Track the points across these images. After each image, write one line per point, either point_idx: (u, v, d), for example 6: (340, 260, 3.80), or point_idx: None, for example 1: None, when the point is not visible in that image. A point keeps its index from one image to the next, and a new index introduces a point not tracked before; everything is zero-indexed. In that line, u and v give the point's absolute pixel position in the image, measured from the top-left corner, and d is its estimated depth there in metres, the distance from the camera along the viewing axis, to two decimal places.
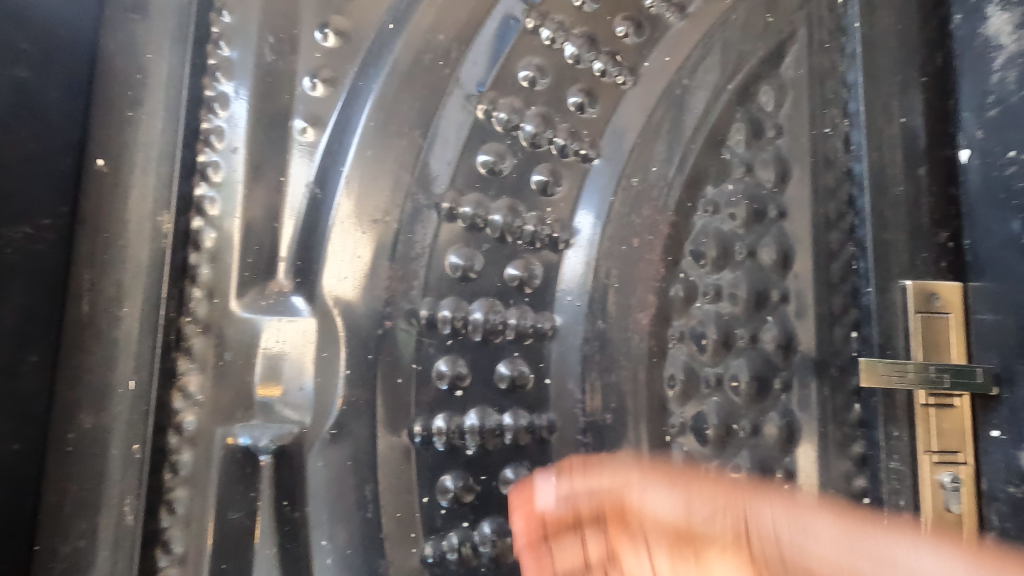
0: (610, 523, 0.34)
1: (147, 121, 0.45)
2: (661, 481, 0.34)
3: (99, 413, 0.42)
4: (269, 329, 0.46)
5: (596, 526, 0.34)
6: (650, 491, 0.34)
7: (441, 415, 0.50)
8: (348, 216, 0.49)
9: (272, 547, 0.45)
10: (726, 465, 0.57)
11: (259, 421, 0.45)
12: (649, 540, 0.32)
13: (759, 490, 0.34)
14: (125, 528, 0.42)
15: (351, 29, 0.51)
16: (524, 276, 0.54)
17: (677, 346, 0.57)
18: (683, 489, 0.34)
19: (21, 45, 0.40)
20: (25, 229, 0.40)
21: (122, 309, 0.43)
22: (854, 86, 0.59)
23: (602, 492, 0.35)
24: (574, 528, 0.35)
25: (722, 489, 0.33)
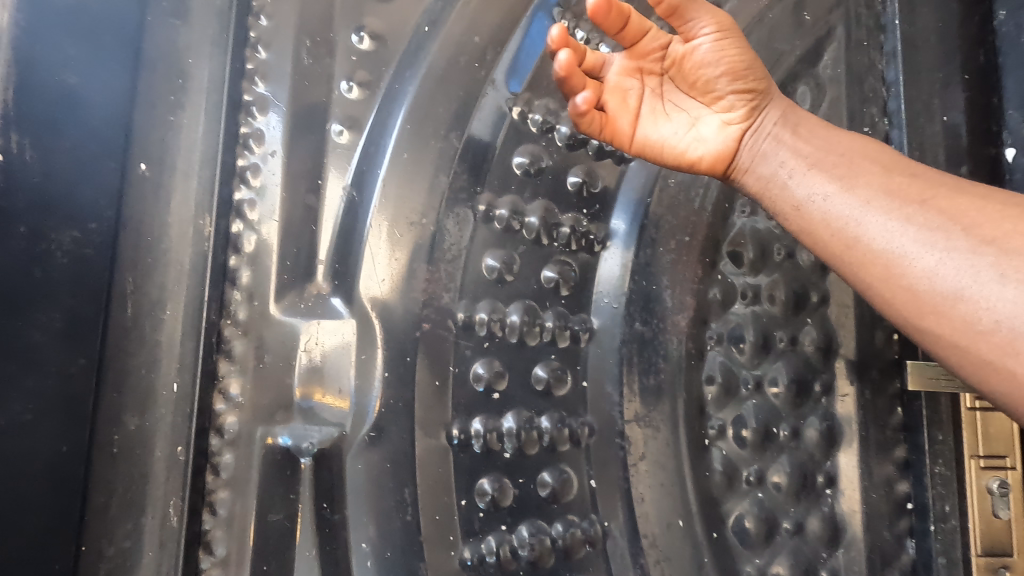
0: (744, 82, 0.50)
1: (189, 126, 0.45)
2: (817, 173, 0.47)
3: (144, 415, 0.42)
4: (308, 332, 0.47)
5: (730, 85, 0.50)
6: (805, 180, 0.47)
7: (479, 417, 0.51)
8: (384, 219, 0.49)
9: (313, 549, 0.44)
10: (765, 468, 0.63)
11: (298, 422, 0.46)
12: (764, 119, 0.50)
13: (839, 149, 0.48)
14: (169, 529, 0.42)
15: (386, 32, 0.51)
16: (560, 278, 0.56)
17: (715, 348, 0.62)
18: (820, 159, 0.47)
19: (69, 49, 0.39)
20: (73, 232, 0.39)
21: (166, 311, 0.44)
22: (894, 82, 0.67)
23: (740, 49, 0.49)
24: (729, 63, 0.49)
25: (822, 126, 0.50)
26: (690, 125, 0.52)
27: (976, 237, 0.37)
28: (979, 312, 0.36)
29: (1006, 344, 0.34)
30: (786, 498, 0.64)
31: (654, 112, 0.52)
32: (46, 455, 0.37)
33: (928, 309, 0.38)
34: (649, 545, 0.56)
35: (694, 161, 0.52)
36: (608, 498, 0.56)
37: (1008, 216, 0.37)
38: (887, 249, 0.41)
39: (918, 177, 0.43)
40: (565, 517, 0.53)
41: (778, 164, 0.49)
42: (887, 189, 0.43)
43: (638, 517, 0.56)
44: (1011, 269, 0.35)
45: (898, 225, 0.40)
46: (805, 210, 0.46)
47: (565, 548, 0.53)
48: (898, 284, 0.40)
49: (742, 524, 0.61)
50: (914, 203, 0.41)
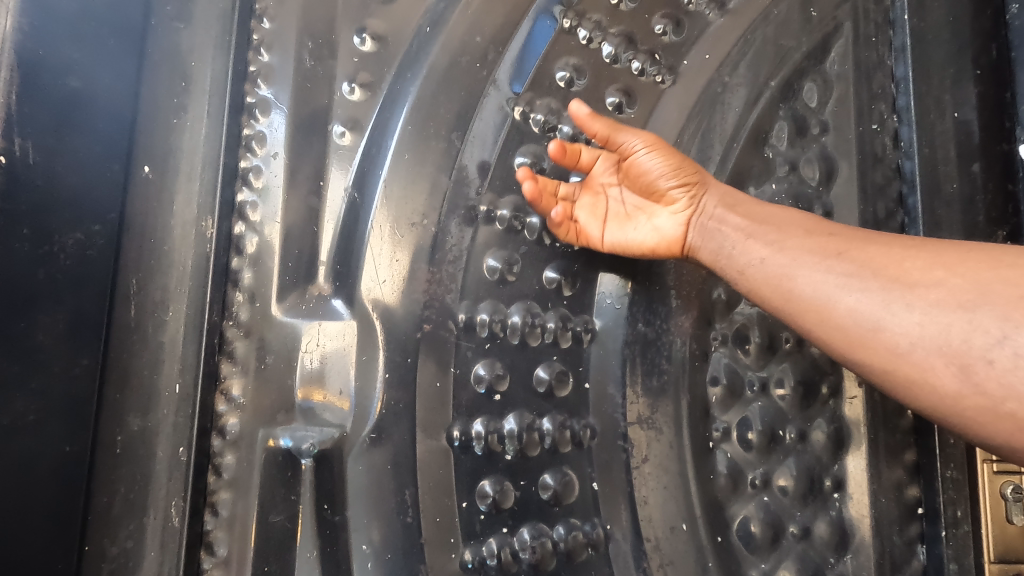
0: (682, 179, 0.56)
1: (192, 129, 0.46)
2: (756, 241, 0.52)
3: (146, 415, 0.42)
4: (309, 332, 0.47)
5: (670, 182, 0.56)
6: (750, 248, 0.52)
7: (480, 419, 0.51)
8: (385, 220, 0.49)
9: (314, 551, 0.44)
10: (771, 471, 0.63)
11: (299, 424, 0.46)
12: (705, 203, 0.56)
13: (774, 223, 0.52)
14: (171, 530, 0.42)
15: (389, 34, 0.51)
16: (562, 279, 0.56)
17: (719, 349, 0.62)
18: (761, 230, 0.52)
19: (73, 53, 0.38)
20: (76, 235, 0.39)
21: (168, 313, 0.44)
22: (903, 78, 0.69)
23: (674, 155, 0.56)
24: (668, 166, 0.55)
25: (759, 204, 0.56)
26: (647, 221, 0.58)
27: (883, 277, 0.42)
28: (895, 338, 0.40)
29: (920, 361, 0.38)
30: (792, 503, 0.63)
31: (618, 219, 0.58)
32: (49, 456, 0.37)
33: (856, 342, 0.42)
34: (652, 549, 0.56)
35: (655, 248, 0.56)
36: (612, 501, 0.55)
37: (907, 257, 0.42)
38: (815, 296, 0.45)
39: (836, 235, 0.48)
40: (568, 520, 0.53)
41: (722, 239, 0.54)
42: (810, 247, 0.48)
43: (642, 521, 0.56)
44: (914, 298, 0.40)
45: (823, 274, 0.45)
46: (749, 273, 0.51)
47: (567, 551, 0.53)
48: (829, 324, 0.44)
49: (747, 528, 0.61)
50: (832, 255, 0.46)
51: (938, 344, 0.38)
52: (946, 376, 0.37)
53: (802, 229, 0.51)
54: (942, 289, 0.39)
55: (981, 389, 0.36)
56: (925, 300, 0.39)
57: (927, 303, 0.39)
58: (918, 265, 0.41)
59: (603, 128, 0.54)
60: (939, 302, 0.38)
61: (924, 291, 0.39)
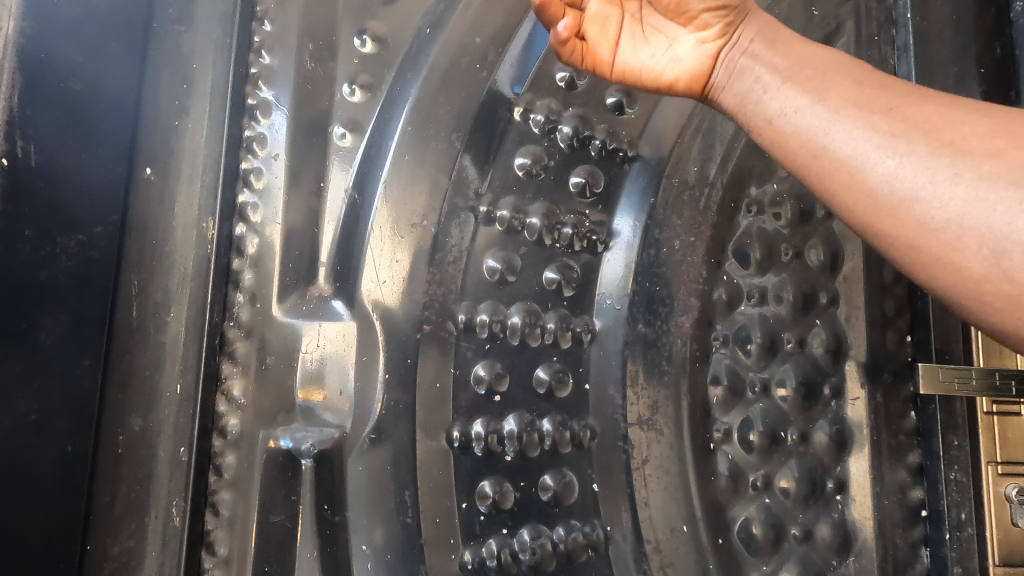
0: None
1: (194, 130, 0.46)
2: (791, 87, 0.40)
3: (148, 415, 0.43)
4: (310, 333, 0.47)
5: (703, 1, 0.45)
6: (779, 96, 0.41)
7: (480, 420, 0.51)
8: (386, 221, 0.49)
9: (314, 551, 0.44)
10: (772, 473, 0.62)
11: (299, 424, 0.46)
12: (740, 33, 0.45)
13: (818, 63, 0.40)
14: (172, 529, 0.42)
15: (389, 36, 0.51)
16: (562, 279, 0.56)
17: (721, 350, 0.62)
18: (812, 79, 0.40)
19: (75, 57, 0.39)
20: (78, 236, 0.39)
21: (169, 313, 0.44)
22: (906, 77, 0.69)
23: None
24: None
25: (796, 41, 0.45)
26: (666, 45, 0.48)
27: (935, 140, 0.33)
28: (932, 211, 0.32)
29: (952, 241, 0.31)
30: (795, 505, 0.63)
31: (633, 35, 0.48)
32: (51, 456, 0.37)
33: (885, 212, 0.34)
34: (653, 550, 0.56)
35: (672, 83, 0.48)
36: (613, 503, 0.55)
37: (966, 120, 0.33)
38: (852, 155, 0.35)
39: (887, 84, 0.37)
40: (568, 521, 0.53)
41: (753, 79, 0.43)
42: (859, 93, 0.37)
43: (642, 522, 0.56)
44: (965, 167, 0.31)
45: (864, 131, 0.35)
46: (778, 124, 0.41)
47: (567, 552, 0.52)
48: (855, 191, 0.35)
49: (749, 530, 0.60)
50: (880, 109, 0.35)
51: (978, 225, 0.30)
52: (975, 258, 0.31)
53: (855, 75, 0.38)
54: (998, 161, 0.30)
55: (1011, 276, 0.30)
56: (976, 171, 0.31)
57: (978, 176, 0.31)
58: (978, 131, 0.32)
59: None
60: (991, 175, 0.30)
61: (976, 160, 0.31)
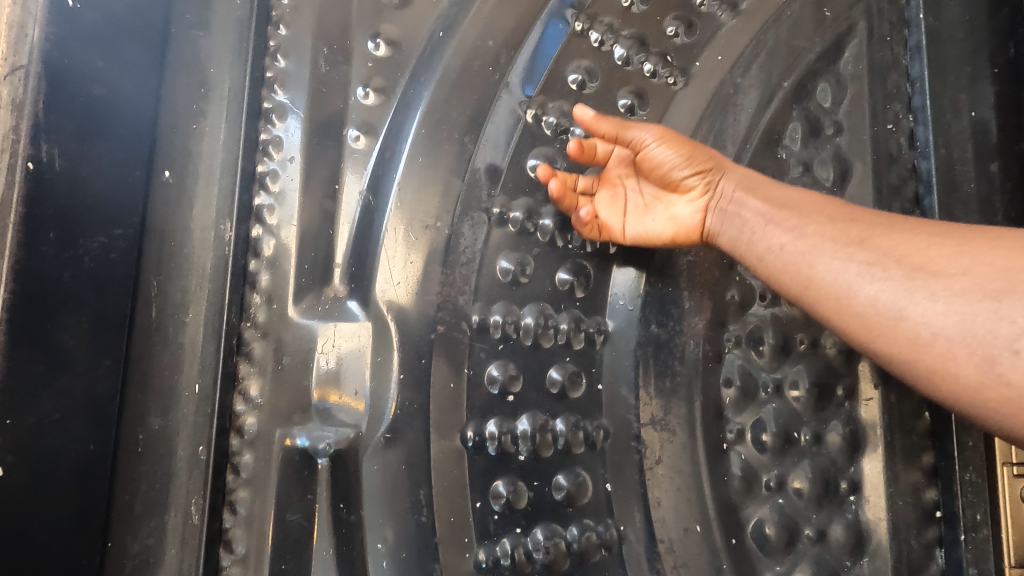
0: (698, 165, 0.55)
1: (211, 134, 0.47)
2: (780, 229, 0.51)
3: (167, 414, 0.43)
4: (325, 333, 0.48)
5: (686, 170, 0.55)
6: (771, 239, 0.51)
7: (493, 420, 0.51)
8: (400, 223, 0.50)
9: (331, 549, 0.44)
10: (785, 473, 0.62)
11: (316, 424, 0.46)
12: (722, 188, 0.56)
13: (785, 207, 0.53)
14: (191, 527, 0.43)
15: (402, 39, 0.51)
16: (575, 280, 0.56)
17: (733, 351, 0.62)
18: (796, 227, 0.50)
19: (97, 62, 0.39)
20: (100, 238, 0.40)
21: (188, 314, 0.45)
22: (918, 78, 0.70)
23: (686, 144, 0.55)
24: (681, 155, 0.55)
25: (774, 183, 0.55)
26: (664, 210, 0.58)
27: (906, 265, 0.42)
28: (918, 327, 0.40)
29: (942, 350, 0.39)
30: (807, 505, 0.63)
31: (638, 210, 0.58)
32: (74, 454, 0.38)
33: (879, 330, 0.43)
34: (666, 550, 0.56)
35: (674, 237, 0.57)
36: (626, 502, 0.55)
37: (931, 244, 0.42)
38: (836, 284, 0.45)
39: (859, 221, 0.48)
40: (581, 521, 0.53)
41: (741, 225, 0.54)
42: (830, 234, 0.48)
43: (655, 523, 0.56)
44: (938, 288, 0.40)
45: (844, 263, 0.46)
46: (767, 261, 0.51)
47: (580, 552, 0.53)
48: (850, 313, 0.45)
49: (762, 531, 0.60)
50: (854, 243, 0.46)
51: (961, 336, 0.38)
52: (968, 365, 0.38)
53: (830, 220, 0.49)
54: (967, 278, 0.39)
55: (1004, 379, 0.36)
56: (949, 289, 0.39)
57: (951, 293, 0.39)
58: (944, 254, 0.41)
59: (609, 128, 0.53)
60: (962, 292, 0.38)
61: (947, 280, 0.39)
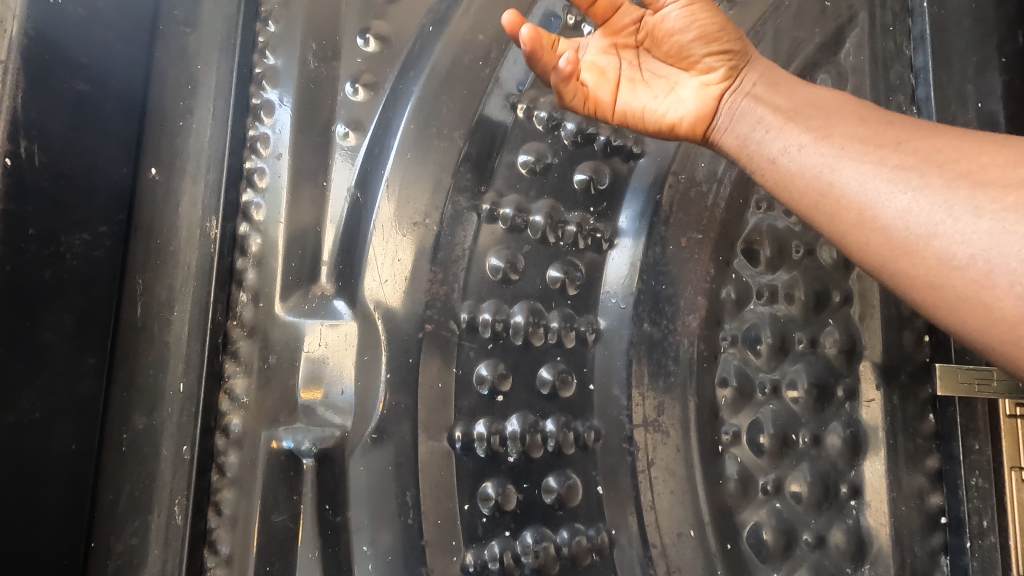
0: (718, 46, 0.48)
1: (198, 130, 0.46)
2: (798, 130, 0.43)
3: (151, 413, 0.43)
4: (312, 333, 0.47)
5: (704, 48, 0.48)
6: (786, 135, 0.44)
7: (482, 420, 0.50)
8: (388, 220, 0.49)
9: (315, 552, 0.43)
10: (783, 477, 0.61)
11: (302, 424, 0.45)
12: (744, 79, 0.48)
13: (809, 105, 0.45)
14: (174, 528, 0.42)
15: (391, 34, 0.51)
16: (566, 278, 0.55)
17: (729, 351, 0.62)
18: (823, 125, 0.42)
19: (80, 57, 0.39)
20: (84, 235, 0.39)
21: (173, 312, 0.44)
22: (922, 70, 0.70)
23: (712, 15, 0.48)
24: (702, 29, 0.48)
25: (800, 84, 0.48)
26: (669, 89, 0.50)
27: (950, 172, 0.35)
28: (952, 248, 0.34)
29: (979, 278, 0.33)
30: (806, 510, 0.62)
31: (633, 80, 0.51)
32: (57, 453, 0.38)
33: (902, 249, 0.36)
34: (659, 555, 0.55)
35: (674, 123, 0.50)
36: (618, 505, 0.55)
37: (984, 150, 0.35)
38: (862, 192, 0.38)
39: (896, 123, 0.40)
40: (571, 524, 0.53)
41: (756, 120, 0.46)
42: (861, 135, 0.40)
43: (647, 526, 0.55)
44: (985, 200, 0.33)
45: (872, 167, 0.38)
46: (780, 165, 0.44)
47: (571, 556, 0.52)
48: (870, 228, 0.38)
49: (759, 535, 0.60)
50: (889, 146, 0.38)
51: (1006, 261, 0.31)
52: (1007, 296, 0.32)
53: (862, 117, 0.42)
54: (1021, 192, 0.32)
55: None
56: (999, 203, 0.32)
57: (1001, 208, 0.32)
58: (998, 161, 0.34)
59: None
60: (1016, 207, 0.31)
61: (996, 192, 0.32)
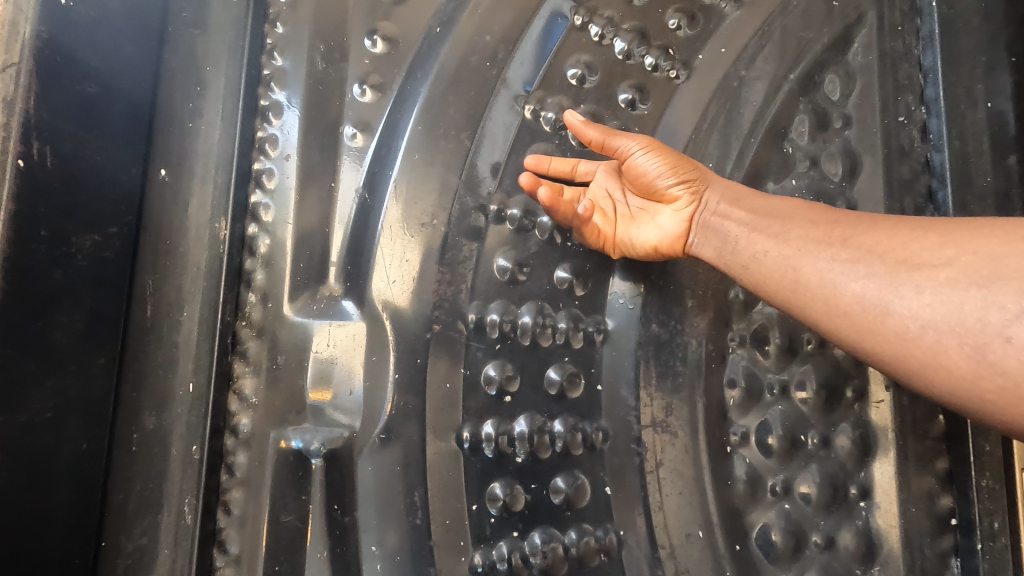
0: (682, 176, 0.56)
1: (206, 132, 0.46)
2: (766, 238, 0.51)
3: (161, 413, 0.43)
4: (320, 333, 0.46)
5: (669, 179, 0.56)
6: (751, 242, 0.52)
7: (490, 421, 0.50)
8: (396, 220, 0.49)
9: (324, 551, 0.43)
10: (792, 478, 0.61)
11: (310, 424, 0.45)
12: (707, 199, 0.56)
13: (767, 219, 0.53)
14: (184, 527, 0.42)
15: (398, 35, 0.51)
16: (574, 278, 0.56)
17: (737, 351, 0.62)
18: (783, 237, 0.50)
19: (90, 60, 0.39)
20: (93, 236, 0.39)
21: (182, 313, 0.44)
22: (931, 68, 0.71)
23: (669, 152, 0.56)
24: (665, 165, 0.55)
25: (759, 195, 0.56)
26: (651, 220, 0.58)
27: (891, 260, 0.42)
28: (905, 321, 0.40)
29: (932, 344, 0.39)
30: (815, 511, 0.62)
31: (623, 219, 0.58)
32: (68, 453, 0.38)
33: (867, 329, 0.43)
34: (667, 556, 0.55)
35: (659, 244, 0.57)
36: (626, 506, 0.55)
37: (915, 237, 0.42)
38: (822, 284, 0.46)
39: (841, 221, 0.48)
40: (579, 525, 0.53)
41: (725, 236, 0.55)
42: (813, 237, 0.48)
43: (656, 527, 0.55)
44: (922, 279, 0.40)
45: (827, 262, 0.46)
46: (754, 269, 0.52)
47: (578, 557, 0.52)
48: (837, 313, 0.44)
49: (767, 536, 0.60)
50: (837, 242, 0.46)
51: (949, 325, 0.38)
52: (959, 356, 0.38)
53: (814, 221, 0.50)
54: (953, 268, 0.39)
55: (999, 368, 0.36)
56: (934, 280, 0.39)
57: (937, 284, 0.39)
58: (926, 245, 0.41)
59: (596, 134, 0.54)
60: (950, 281, 0.38)
61: (931, 271, 0.40)
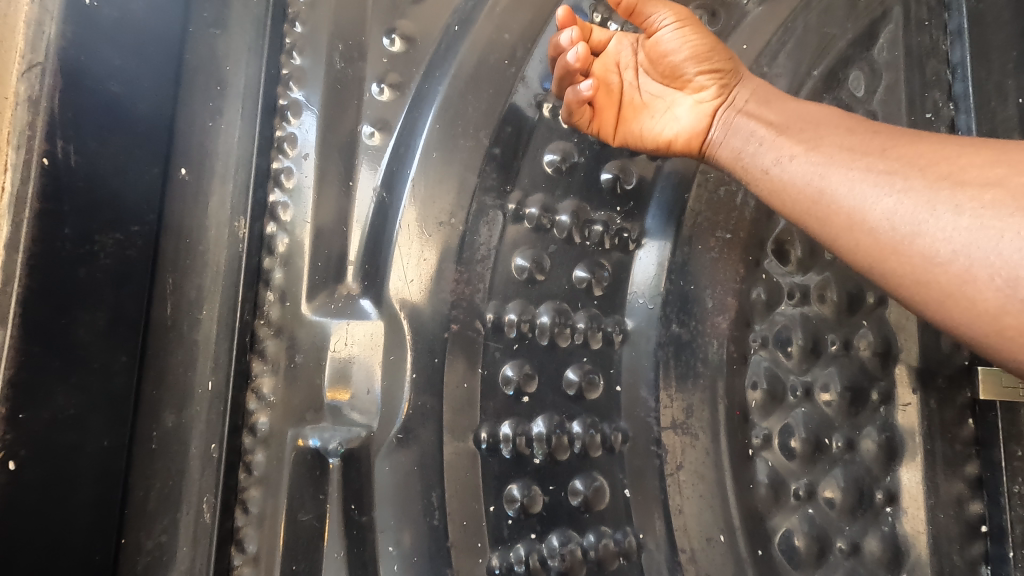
0: (709, 63, 0.54)
1: (226, 131, 0.47)
2: (791, 147, 0.48)
3: (181, 411, 0.43)
4: (338, 333, 0.46)
5: (697, 66, 0.54)
6: (769, 149, 0.49)
7: (508, 421, 0.50)
8: (413, 220, 0.49)
9: (341, 551, 0.43)
10: (816, 482, 0.60)
11: (328, 423, 0.45)
12: (735, 95, 0.54)
13: (791, 125, 0.50)
14: (202, 525, 0.42)
15: (417, 34, 0.51)
16: (592, 278, 0.55)
17: (759, 352, 0.61)
18: (813, 140, 0.47)
19: (114, 60, 0.39)
20: (116, 235, 0.39)
21: (202, 311, 0.44)
22: (960, 63, 0.70)
23: (702, 34, 0.53)
24: (694, 47, 0.54)
25: (792, 100, 0.53)
26: (667, 109, 0.57)
27: (931, 175, 0.39)
28: (935, 244, 0.37)
29: (961, 272, 0.36)
30: (839, 516, 0.61)
31: (636, 108, 0.57)
32: (90, 450, 0.38)
33: (890, 250, 0.40)
34: (688, 560, 0.54)
35: (671, 139, 0.56)
36: (645, 509, 0.54)
37: (963, 153, 0.38)
38: (850, 198, 0.42)
39: (880, 132, 0.45)
40: (597, 527, 0.52)
41: (748, 134, 0.52)
42: (848, 145, 0.45)
43: (676, 530, 0.55)
44: (964, 200, 0.36)
45: (858, 173, 0.42)
46: (773, 174, 0.48)
47: (597, 559, 0.52)
48: (861, 230, 0.41)
49: (790, 542, 0.59)
50: (874, 152, 0.43)
51: (985, 255, 0.35)
52: (989, 288, 0.35)
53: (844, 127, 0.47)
54: (999, 189, 0.35)
55: None
56: (975, 203, 0.36)
57: (977, 206, 0.35)
58: (975, 163, 0.37)
59: None
60: (992, 204, 0.35)
61: (974, 191, 0.36)
